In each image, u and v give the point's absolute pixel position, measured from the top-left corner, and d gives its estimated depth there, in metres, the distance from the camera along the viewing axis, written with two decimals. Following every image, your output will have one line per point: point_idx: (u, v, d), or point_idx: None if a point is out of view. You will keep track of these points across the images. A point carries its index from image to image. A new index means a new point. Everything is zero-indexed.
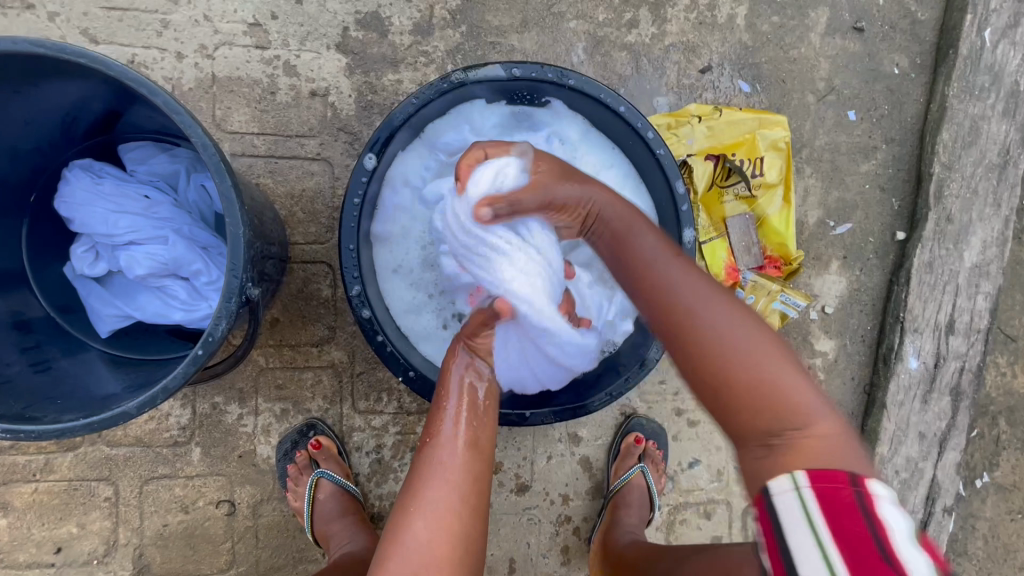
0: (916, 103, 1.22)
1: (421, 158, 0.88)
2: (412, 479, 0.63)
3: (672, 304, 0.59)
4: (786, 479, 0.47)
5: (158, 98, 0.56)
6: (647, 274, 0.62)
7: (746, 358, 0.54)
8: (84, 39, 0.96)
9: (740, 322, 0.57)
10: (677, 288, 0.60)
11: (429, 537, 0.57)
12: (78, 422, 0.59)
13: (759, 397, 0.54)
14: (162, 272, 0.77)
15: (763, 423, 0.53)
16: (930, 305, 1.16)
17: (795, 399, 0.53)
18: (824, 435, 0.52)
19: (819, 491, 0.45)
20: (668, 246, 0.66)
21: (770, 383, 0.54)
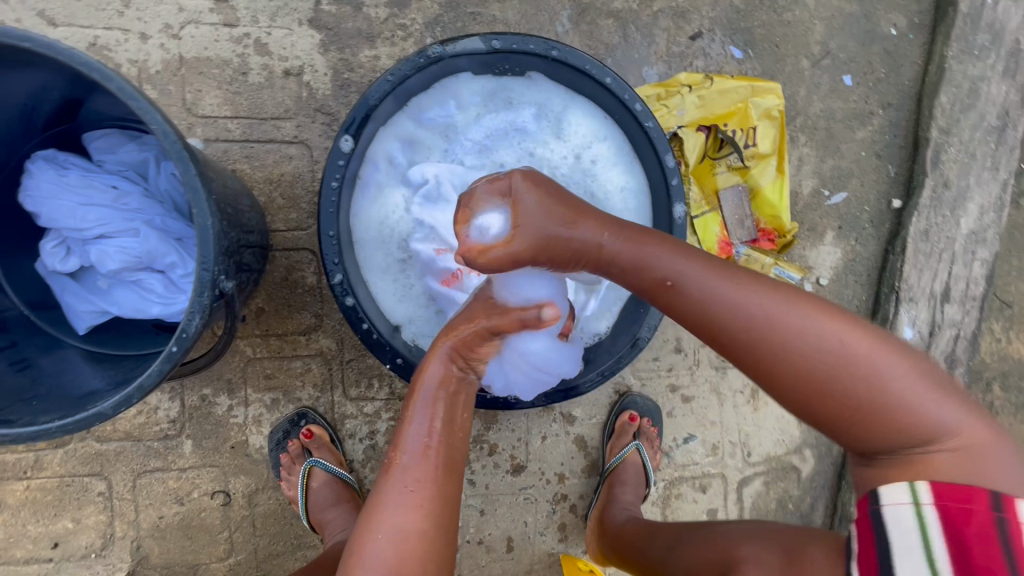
0: (914, 65, 1.18)
1: (404, 135, 0.85)
2: (376, 501, 0.60)
3: (770, 341, 0.56)
4: (903, 489, 0.54)
5: (112, 83, 0.53)
6: (736, 307, 0.58)
7: (859, 372, 0.54)
8: (41, 21, 0.91)
9: (844, 333, 0.55)
10: (764, 316, 0.57)
11: (396, 564, 0.55)
12: (53, 423, 0.57)
13: (883, 416, 0.54)
14: (136, 266, 0.75)
15: (880, 439, 0.55)
16: (926, 274, 1.15)
17: (930, 382, 0.55)
18: (947, 445, 0.54)
19: (942, 512, 0.51)
20: (735, 272, 0.60)
21: (894, 391, 0.54)
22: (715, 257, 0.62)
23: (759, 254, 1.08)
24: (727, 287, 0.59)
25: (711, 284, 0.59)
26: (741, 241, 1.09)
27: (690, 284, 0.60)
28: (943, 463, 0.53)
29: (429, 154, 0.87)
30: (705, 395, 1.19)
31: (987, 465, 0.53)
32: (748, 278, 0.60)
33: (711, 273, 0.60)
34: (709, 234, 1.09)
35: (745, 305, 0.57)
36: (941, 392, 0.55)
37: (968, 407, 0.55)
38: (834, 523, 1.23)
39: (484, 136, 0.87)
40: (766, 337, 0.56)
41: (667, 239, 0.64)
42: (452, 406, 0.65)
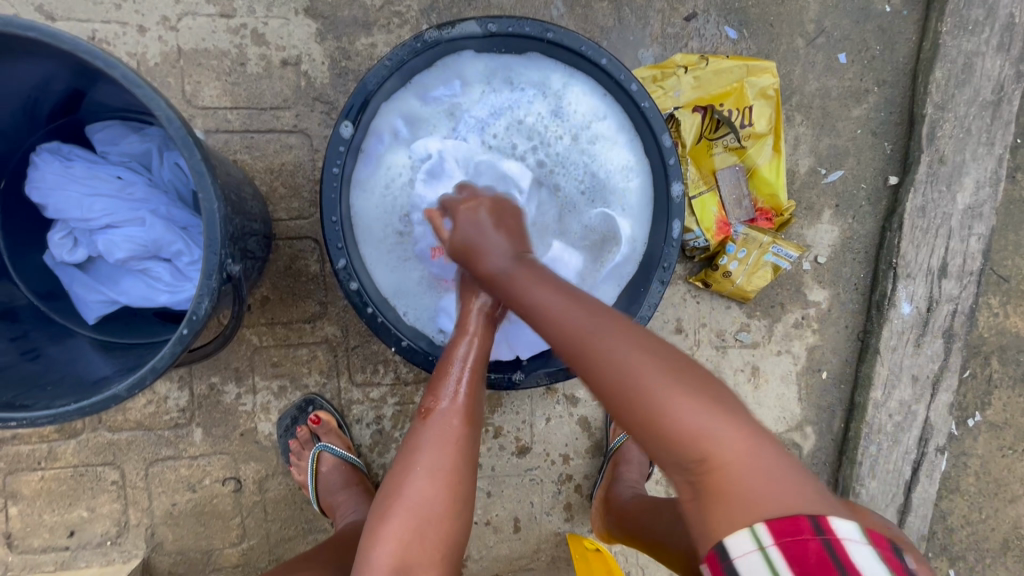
0: (909, 41, 1.18)
1: (407, 114, 0.85)
2: (416, 437, 0.68)
3: (578, 351, 0.59)
4: (746, 536, 0.47)
5: (115, 71, 0.54)
6: (550, 321, 0.62)
7: (640, 384, 0.55)
8: (40, 16, 0.91)
9: (635, 347, 0.57)
10: (569, 328, 0.60)
11: (436, 491, 0.64)
12: (70, 406, 0.59)
13: (656, 428, 0.54)
14: (143, 255, 0.76)
15: (674, 454, 0.53)
16: (923, 249, 1.16)
17: (709, 395, 0.54)
18: (722, 460, 0.51)
19: (786, 552, 0.46)
20: (568, 291, 0.64)
21: (666, 397, 0.54)
22: (556, 278, 0.66)
23: (757, 233, 1.09)
24: (551, 301, 0.63)
25: (542, 300, 0.63)
26: (740, 221, 1.10)
27: (527, 299, 0.64)
28: (716, 476, 0.51)
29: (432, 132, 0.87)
30: None
31: (766, 480, 0.49)
32: (574, 294, 0.64)
33: (542, 290, 0.64)
34: (707, 214, 1.09)
35: (560, 311, 0.62)
36: (715, 404, 0.54)
37: (741, 418, 0.53)
38: None
39: (488, 114, 0.87)
40: (575, 346, 0.60)
41: (533, 263, 0.69)
42: (481, 362, 0.73)
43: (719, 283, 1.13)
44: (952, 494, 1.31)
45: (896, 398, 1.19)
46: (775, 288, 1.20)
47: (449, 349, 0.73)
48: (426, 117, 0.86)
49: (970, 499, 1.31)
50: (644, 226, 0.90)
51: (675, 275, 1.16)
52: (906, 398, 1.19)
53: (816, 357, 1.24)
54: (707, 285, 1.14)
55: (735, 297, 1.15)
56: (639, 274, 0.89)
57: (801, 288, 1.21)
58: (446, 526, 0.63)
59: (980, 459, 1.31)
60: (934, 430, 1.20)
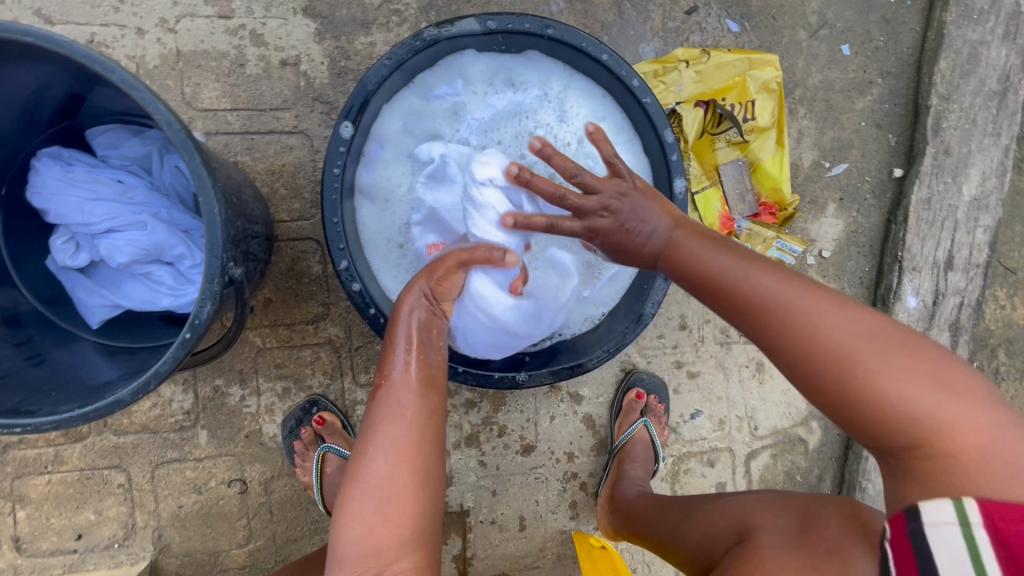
0: (913, 32, 1.17)
1: (409, 112, 0.85)
2: (371, 415, 0.64)
3: (783, 330, 0.57)
4: (953, 509, 0.52)
5: (115, 75, 0.54)
6: (748, 298, 0.59)
7: (858, 370, 0.54)
8: (38, 20, 0.91)
9: (853, 326, 0.55)
10: (766, 304, 0.58)
11: (396, 468, 0.60)
12: (74, 412, 0.59)
13: (873, 412, 0.54)
14: (145, 258, 0.76)
15: (892, 436, 0.54)
16: (929, 242, 1.15)
17: (943, 385, 0.53)
18: (975, 447, 0.51)
19: (990, 529, 0.50)
20: (766, 265, 0.60)
21: (893, 388, 0.52)
22: (758, 256, 0.62)
23: (761, 229, 1.09)
24: (753, 279, 0.59)
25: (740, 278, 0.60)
26: (743, 216, 1.09)
27: (725, 277, 0.60)
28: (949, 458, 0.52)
29: (433, 132, 0.86)
30: (711, 370, 1.20)
31: (1011, 473, 0.50)
32: (772, 267, 0.60)
33: (732, 265, 0.61)
34: (710, 209, 1.09)
35: (772, 287, 0.58)
36: (948, 391, 0.52)
37: (974, 402, 0.52)
38: (842, 492, 1.25)
39: (490, 116, 0.86)
40: (780, 326, 0.57)
41: (697, 227, 0.67)
42: (431, 332, 0.69)
43: None
44: None
45: None
46: None
47: (395, 320, 0.68)
48: (427, 116, 0.86)
49: None
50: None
51: None
52: None
53: None
54: None
55: None
56: (642, 274, 0.88)
57: None
58: (412, 502, 0.60)
59: None
60: None
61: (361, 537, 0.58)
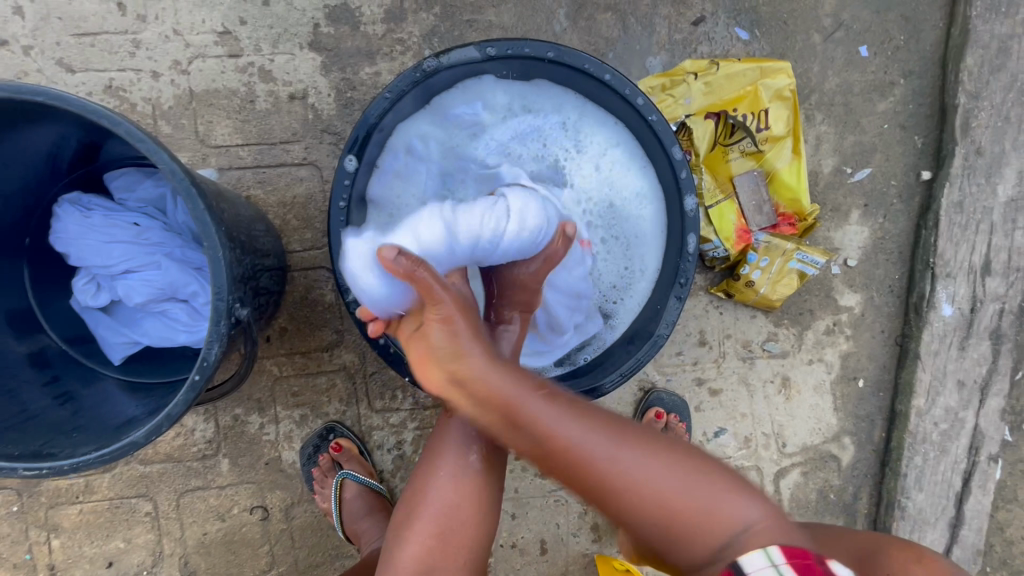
0: (935, 29, 1.12)
1: (428, 132, 0.86)
2: (441, 441, 0.72)
3: (592, 466, 0.63)
4: (761, 556, 0.57)
5: (119, 128, 0.55)
6: (599, 464, 0.63)
7: (662, 491, 0.62)
8: (60, 69, 0.95)
9: (671, 470, 0.63)
10: (588, 452, 0.63)
11: (457, 494, 0.68)
12: (92, 455, 0.61)
13: (702, 529, 0.61)
14: (161, 297, 0.78)
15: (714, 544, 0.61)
16: (962, 247, 1.10)
17: (731, 490, 0.63)
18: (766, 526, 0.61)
19: (794, 568, 0.55)
20: (573, 407, 0.66)
21: (685, 501, 0.62)
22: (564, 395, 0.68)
23: (779, 240, 1.04)
24: (571, 428, 0.64)
25: (571, 433, 0.64)
26: (760, 228, 1.06)
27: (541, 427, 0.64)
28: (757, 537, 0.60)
29: (451, 151, 0.88)
30: (734, 387, 1.16)
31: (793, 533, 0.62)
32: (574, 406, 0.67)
33: (571, 422, 0.64)
34: (726, 223, 1.05)
35: (579, 432, 0.64)
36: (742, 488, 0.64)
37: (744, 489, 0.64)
38: (879, 512, 1.19)
39: (509, 138, 0.88)
40: (606, 468, 0.63)
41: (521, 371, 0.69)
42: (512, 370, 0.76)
43: (741, 293, 1.09)
44: (1010, 504, 1.22)
45: (941, 405, 1.14)
46: (803, 295, 1.15)
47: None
48: (445, 136, 0.87)
49: None
50: (653, 257, 0.89)
51: (695, 286, 1.13)
52: (952, 404, 1.14)
53: (851, 365, 1.18)
54: (730, 295, 1.10)
55: (761, 306, 1.11)
56: (654, 299, 0.87)
57: (831, 293, 1.16)
58: (473, 527, 0.67)
59: None
60: (985, 438, 1.15)
61: (417, 555, 0.64)
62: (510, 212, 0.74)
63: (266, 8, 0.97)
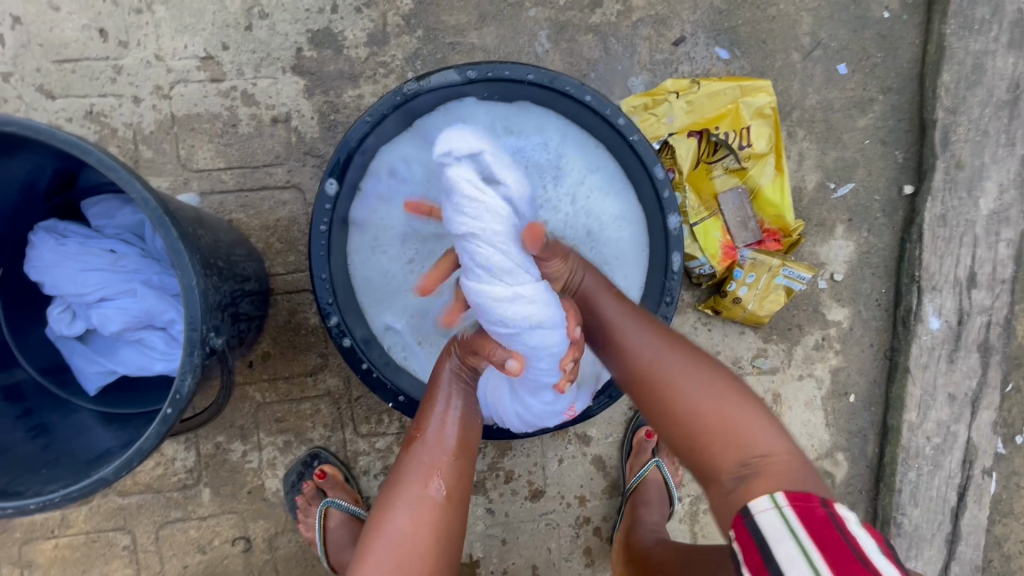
0: (912, 46, 1.14)
1: (407, 155, 0.82)
2: (401, 470, 0.69)
3: (634, 365, 0.69)
4: (766, 498, 0.56)
5: (90, 157, 0.54)
6: (647, 359, 0.68)
7: (689, 396, 0.65)
8: (40, 95, 0.95)
9: (706, 383, 0.65)
10: (634, 349, 0.69)
11: (414, 530, 0.64)
12: (60, 493, 0.59)
13: (713, 436, 0.62)
14: (137, 325, 0.77)
15: (729, 455, 0.62)
16: (947, 260, 1.11)
17: (755, 425, 0.62)
18: (778, 458, 0.60)
19: (798, 510, 0.54)
20: (661, 333, 0.70)
21: (709, 411, 0.63)
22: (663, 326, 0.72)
23: (766, 256, 1.04)
24: (644, 332, 0.70)
25: (630, 333, 0.70)
26: (746, 244, 1.05)
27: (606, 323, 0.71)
28: (764, 473, 0.59)
29: (434, 172, 0.81)
30: None
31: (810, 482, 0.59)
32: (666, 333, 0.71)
33: (642, 330, 0.70)
34: (711, 240, 1.05)
35: (635, 331, 0.70)
36: (774, 425, 0.63)
37: (773, 427, 0.63)
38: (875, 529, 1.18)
39: None
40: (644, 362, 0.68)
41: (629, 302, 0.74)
42: (474, 393, 0.75)
43: (729, 310, 1.08)
44: (1006, 519, 1.21)
45: (933, 419, 1.14)
46: (791, 310, 1.15)
47: (436, 375, 0.75)
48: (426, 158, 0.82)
49: None
50: (639, 279, 0.87)
51: (683, 303, 1.12)
52: (944, 418, 1.13)
53: (841, 380, 1.17)
54: (717, 312, 1.10)
55: (750, 322, 1.10)
56: None
57: (818, 308, 1.16)
58: (433, 564, 0.63)
59: None
60: (978, 452, 1.14)
61: None
62: (516, 297, 0.62)
63: (249, 33, 0.97)
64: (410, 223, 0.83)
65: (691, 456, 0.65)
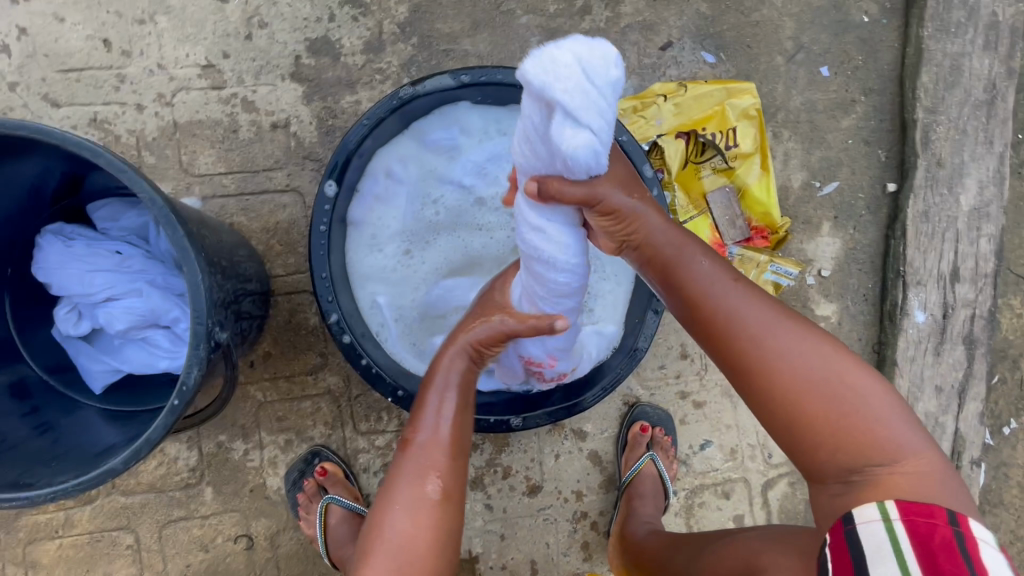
0: (891, 49, 1.18)
1: (407, 156, 0.88)
2: (397, 472, 0.69)
3: (745, 346, 0.62)
4: (874, 507, 0.54)
5: (100, 159, 0.57)
6: (760, 342, 0.61)
7: (814, 387, 0.58)
8: (46, 104, 0.97)
9: (830, 373, 0.59)
10: (745, 332, 0.62)
11: (413, 531, 0.65)
12: (69, 483, 0.60)
13: (838, 435, 0.57)
14: (142, 324, 0.79)
15: (847, 458, 0.57)
16: (931, 255, 1.14)
17: (882, 422, 0.57)
18: (909, 467, 0.56)
19: (910, 526, 0.52)
20: (776, 311, 0.63)
21: (835, 405, 0.58)
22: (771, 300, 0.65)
23: (753, 253, 1.08)
24: (749, 311, 0.63)
25: (735, 311, 0.63)
26: (735, 241, 1.08)
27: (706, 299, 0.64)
28: (896, 478, 0.55)
29: (429, 173, 0.89)
30: (718, 398, 1.17)
31: (942, 486, 0.55)
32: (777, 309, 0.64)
33: (750, 307, 0.63)
34: (700, 238, 1.09)
35: (743, 309, 0.63)
36: (905, 419, 0.58)
37: (905, 422, 0.58)
38: None
39: (484, 159, 0.90)
40: (753, 347, 0.61)
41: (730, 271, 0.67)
42: (469, 385, 0.74)
43: None
44: (996, 509, 1.23)
45: (921, 411, 1.16)
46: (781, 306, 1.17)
47: (433, 369, 0.74)
48: (425, 157, 0.89)
49: (1016, 511, 1.23)
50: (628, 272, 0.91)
51: None
52: (932, 410, 1.16)
53: None
54: None
55: None
56: (632, 312, 0.89)
57: (807, 304, 1.18)
58: (432, 561, 0.65)
59: None
60: (966, 442, 1.16)
61: None
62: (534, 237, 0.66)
63: (248, 42, 1.00)
64: (409, 219, 0.89)
65: (801, 449, 0.60)
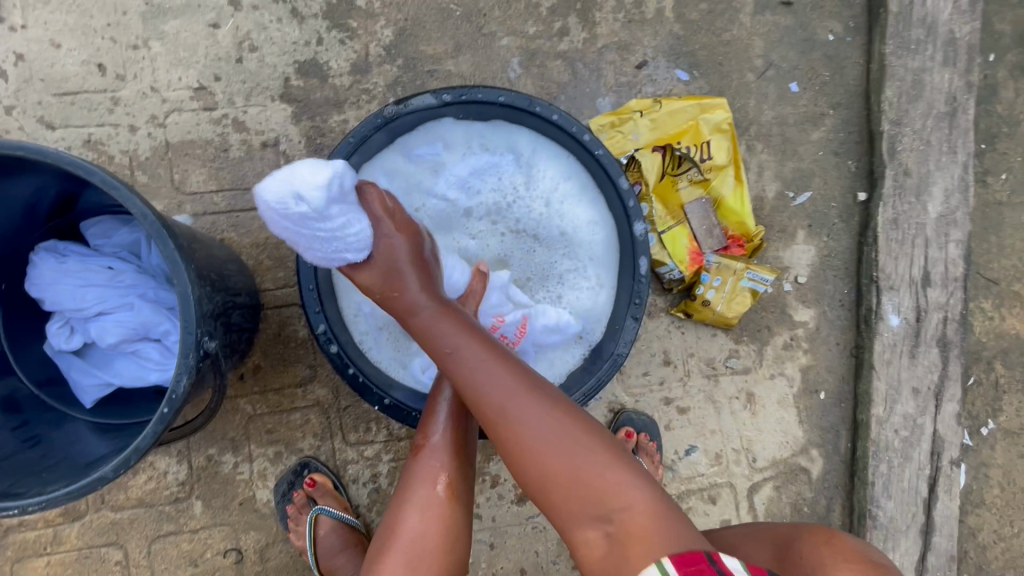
0: (856, 65, 1.23)
1: (393, 170, 0.91)
2: (410, 475, 0.73)
3: (495, 418, 0.69)
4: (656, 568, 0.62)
5: (95, 177, 0.60)
6: (506, 417, 0.68)
7: (543, 453, 0.67)
8: (41, 126, 1.00)
9: (563, 439, 0.68)
10: (498, 406, 0.68)
11: (424, 528, 0.69)
12: (60, 491, 0.62)
13: (573, 492, 0.67)
14: (133, 337, 0.80)
15: (586, 506, 0.67)
16: (902, 261, 1.18)
17: (602, 478, 0.67)
18: (631, 510, 0.66)
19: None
20: (524, 379, 0.70)
21: (564, 469, 0.67)
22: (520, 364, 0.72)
23: (729, 261, 1.11)
24: (502, 384, 0.69)
25: (489, 385, 0.69)
26: (712, 250, 1.12)
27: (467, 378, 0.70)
28: (623, 526, 0.65)
29: (413, 186, 0.92)
30: (701, 404, 1.20)
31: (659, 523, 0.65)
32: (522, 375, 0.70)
33: (501, 378, 0.69)
34: (678, 247, 1.12)
35: (494, 382, 0.69)
36: (625, 463, 0.69)
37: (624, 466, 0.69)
38: (853, 522, 1.22)
39: (467, 173, 0.93)
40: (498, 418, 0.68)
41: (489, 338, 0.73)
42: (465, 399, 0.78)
43: (699, 312, 1.14)
44: (978, 508, 1.25)
45: (899, 413, 1.18)
46: (759, 312, 1.21)
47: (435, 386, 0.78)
48: (411, 171, 0.93)
49: (997, 511, 1.26)
50: (609, 280, 0.94)
51: (656, 308, 1.18)
52: (910, 412, 1.18)
53: (812, 378, 1.23)
54: (689, 315, 1.16)
55: (719, 324, 1.16)
56: (612, 317, 0.91)
57: (785, 310, 1.22)
58: (442, 556, 0.68)
59: (1002, 469, 1.25)
60: (945, 444, 1.19)
61: None
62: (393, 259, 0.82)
63: (239, 65, 1.04)
64: None
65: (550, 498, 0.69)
